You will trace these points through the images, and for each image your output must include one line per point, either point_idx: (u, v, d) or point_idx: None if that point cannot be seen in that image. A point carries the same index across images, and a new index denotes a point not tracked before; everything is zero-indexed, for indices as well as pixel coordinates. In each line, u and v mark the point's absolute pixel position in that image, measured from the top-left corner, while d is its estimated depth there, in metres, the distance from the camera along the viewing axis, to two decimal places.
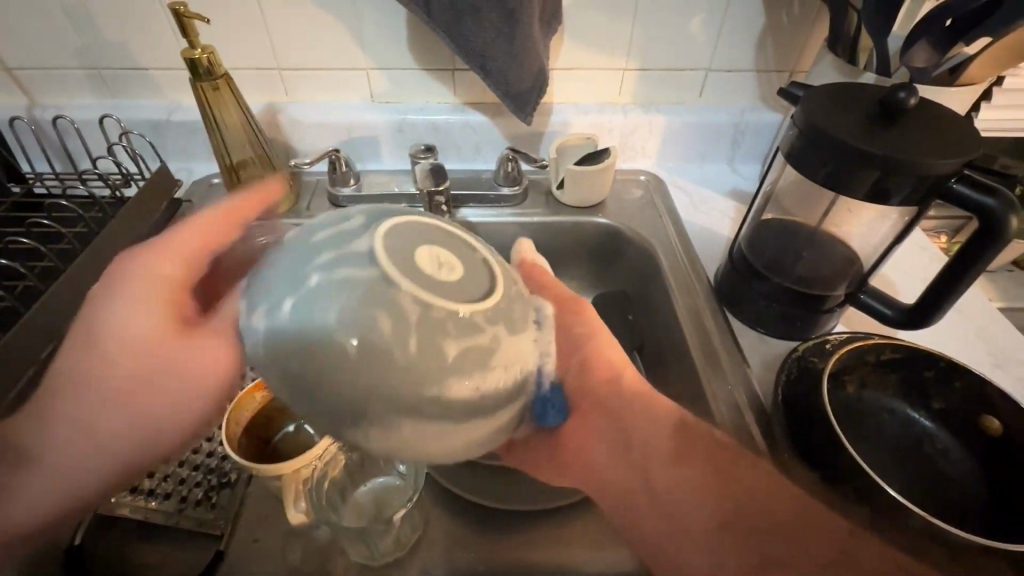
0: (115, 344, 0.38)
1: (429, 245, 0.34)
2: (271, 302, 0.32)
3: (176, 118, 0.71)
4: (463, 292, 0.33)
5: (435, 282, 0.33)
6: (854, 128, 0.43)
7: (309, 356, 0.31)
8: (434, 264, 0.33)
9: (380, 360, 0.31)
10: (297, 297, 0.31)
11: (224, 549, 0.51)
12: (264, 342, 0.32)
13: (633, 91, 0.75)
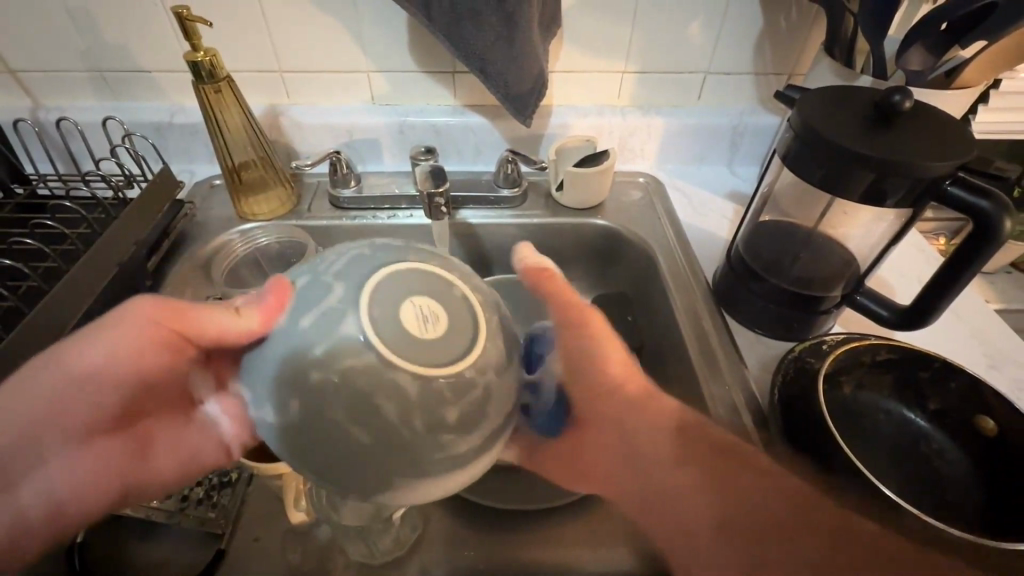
0: (75, 375, 0.42)
1: (411, 299, 0.36)
2: (274, 399, 0.34)
3: (178, 120, 0.71)
4: (448, 347, 0.35)
5: (422, 344, 0.34)
6: (850, 131, 0.43)
7: (320, 442, 0.34)
8: (418, 323, 0.35)
9: (380, 435, 0.33)
10: (300, 398, 0.34)
11: (225, 548, 0.52)
12: (278, 436, 0.35)
13: (631, 94, 0.75)
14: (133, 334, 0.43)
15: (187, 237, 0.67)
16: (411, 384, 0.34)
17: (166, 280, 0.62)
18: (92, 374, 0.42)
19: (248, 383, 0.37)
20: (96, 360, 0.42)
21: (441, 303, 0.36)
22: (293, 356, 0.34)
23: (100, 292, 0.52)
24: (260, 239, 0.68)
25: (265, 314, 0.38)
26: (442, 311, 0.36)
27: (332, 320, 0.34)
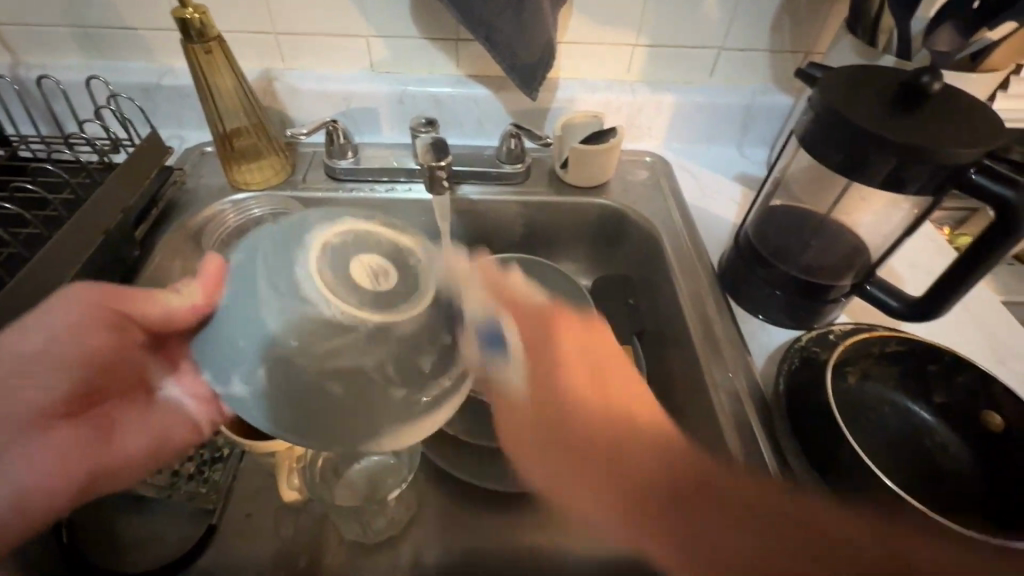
0: (24, 363, 0.41)
1: (358, 258, 0.38)
2: (245, 372, 0.36)
3: (167, 81, 0.68)
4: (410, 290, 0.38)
5: (367, 295, 0.37)
6: (874, 113, 0.42)
7: (309, 394, 0.35)
8: (368, 277, 0.37)
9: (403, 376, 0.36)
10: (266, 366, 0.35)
11: (216, 523, 0.52)
12: (253, 407, 0.36)
13: (642, 69, 0.72)
14: (76, 317, 0.43)
15: (177, 206, 0.65)
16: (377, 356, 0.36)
17: (154, 250, 0.60)
18: (40, 359, 0.41)
19: (213, 364, 0.37)
20: (41, 342, 0.41)
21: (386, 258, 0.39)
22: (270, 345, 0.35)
23: (84, 261, 0.50)
24: (254, 210, 0.66)
25: (205, 289, 0.42)
26: (395, 271, 0.39)
27: (309, 305, 0.35)
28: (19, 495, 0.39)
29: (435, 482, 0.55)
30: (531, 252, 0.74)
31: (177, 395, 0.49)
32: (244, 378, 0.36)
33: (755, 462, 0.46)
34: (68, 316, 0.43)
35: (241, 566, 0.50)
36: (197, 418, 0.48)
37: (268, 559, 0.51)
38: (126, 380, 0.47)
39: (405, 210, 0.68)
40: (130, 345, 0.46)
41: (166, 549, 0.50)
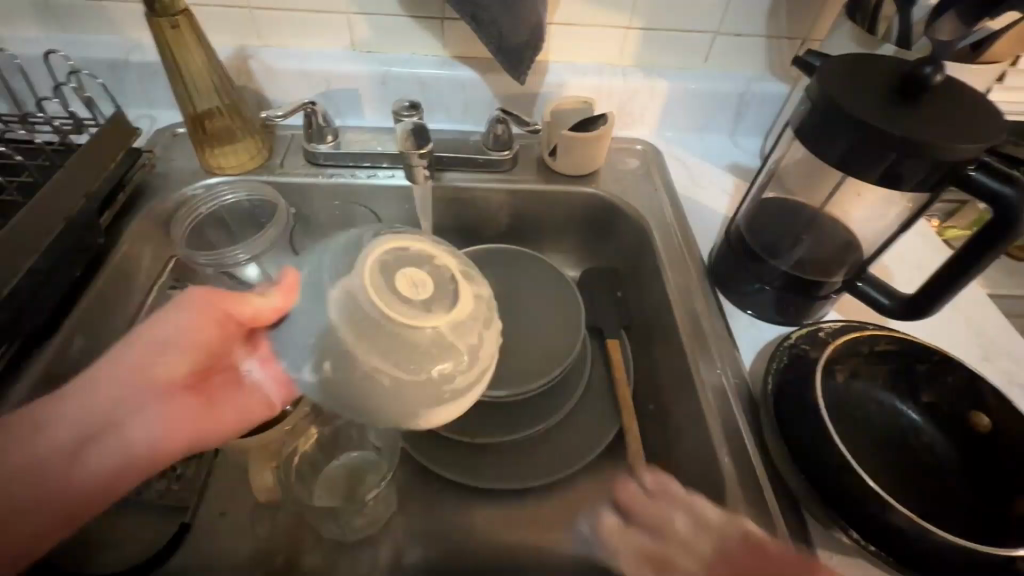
0: (145, 350, 0.42)
1: (400, 270, 0.39)
2: (311, 363, 0.38)
3: (134, 57, 0.64)
4: (448, 302, 0.38)
5: (415, 305, 0.37)
6: (873, 104, 0.40)
7: (362, 383, 0.36)
8: (410, 287, 0.38)
9: (425, 368, 0.36)
10: (331, 361, 0.37)
11: (190, 521, 0.50)
12: (317, 395, 0.39)
13: (634, 53, 0.70)
14: (187, 311, 0.43)
15: (146, 191, 0.62)
16: (424, 353, 0.36)
17: (121, 237, 0.57)
18: (162, 347, 0.42)
19: (285, 354, 0.40)
20: (161, 331, 0.43)
21: (429, 273, 0.40)
22: (321, 336, 0.37)
23: (43, 251, 0.48)
24: (225, 195, 0.62)
25: (284, 295, 0.42)
26: (432, 282, 0.39)
27: (359, 313, 0.36)
28: (113, 464, 0.39)
29: (418, 479, 0.54)
30: (518, 241, 0.71)
31: (265, 383, 0.46)
32: (312, 368, 0.38)
33: (742, 462, 0.45)
34: (186, 311, 0.43)
35: (216, 566, 0.48)
36: (275, 400, 0.47)
37: (245, 557, 0.49)
38: (232, 364, 0.46)
39: (388, 197, 0.66)
40: (241, 333, 0.45)
41: (137, 547, 0.48)
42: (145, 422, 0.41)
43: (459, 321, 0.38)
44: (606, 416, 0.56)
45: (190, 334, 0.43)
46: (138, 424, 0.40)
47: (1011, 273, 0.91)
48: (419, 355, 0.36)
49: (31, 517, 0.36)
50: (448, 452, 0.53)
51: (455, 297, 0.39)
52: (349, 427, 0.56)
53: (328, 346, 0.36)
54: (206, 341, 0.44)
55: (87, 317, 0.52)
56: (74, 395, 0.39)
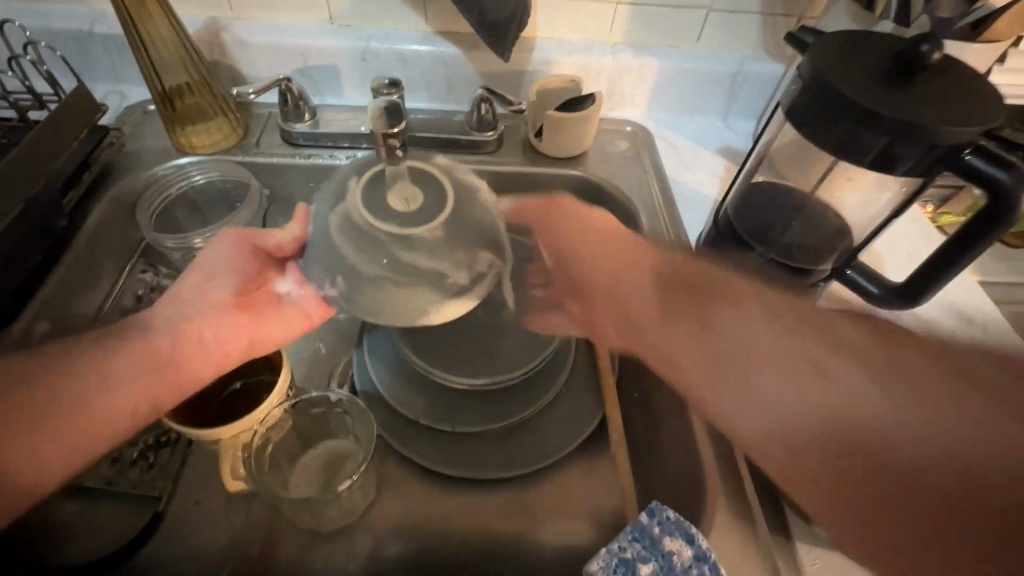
0: (200, 282, 0.50)
1: (392, 184, 0.39)
2: (330, 278, 0.41)
3: (100, 29, 0.61)
4: (435, 213, 0.38)
5: (405, 217, 0.38)
6: (866, 83, 0.38)
7: (373, 294, 0.39)
8: (400, 202, 0.38)
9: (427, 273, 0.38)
10: (343, 276, 0.40)
11: (163, 511, 0.49)
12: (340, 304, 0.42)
13: (625, 30, 0.67)
14: (222, 248, 0.50)
15: (115, 171, 0.59)
16: (421, 262, 0.38)
17: (87, 219, 0.55)
18: (211, 276, 0.50)
19: (311, 266, 0.44)
20: (206, 268, 0.50)
21: (420, 184, 0.39)
22: (333, 251, 0.40)
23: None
24: (195, 176, 0.60)
25: (299, 224, 0.47)
26: (422, 194, 0.39)
27: (358, 233, 0.38)
28: (202, 359, 0.48)
29: (397, 469, 0.52)
30: None
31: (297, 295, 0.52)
32: (331, 283, 0.41)
33: None
34: (223, 247, 0.50)
35: (189, 557, 0.47)
36: (310, 311, 0.53)
37: (217, 548, 0.48)
38: (266, 289, 0.52)
39: None
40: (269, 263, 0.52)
41: (108, 537, 0.47)
42: (217, 327, 0.49)
43: (447, 230, 0.38)
44: (590, 405, 0.55)
45: (227, 265, 0.50)
46: (214, 329, 0.49)
47: (1005, 261, 0.90)
48: (411, 261, 0.38)
49: (113, 407, 0.43)
50: (429, 441, 0.52)
51: (443, 207, 0.38)
52: (330, 416, 0.52)
53: (338, 261, 0.40)
54: (242, 270, 0.51)
55: (47, 303, 0.50)
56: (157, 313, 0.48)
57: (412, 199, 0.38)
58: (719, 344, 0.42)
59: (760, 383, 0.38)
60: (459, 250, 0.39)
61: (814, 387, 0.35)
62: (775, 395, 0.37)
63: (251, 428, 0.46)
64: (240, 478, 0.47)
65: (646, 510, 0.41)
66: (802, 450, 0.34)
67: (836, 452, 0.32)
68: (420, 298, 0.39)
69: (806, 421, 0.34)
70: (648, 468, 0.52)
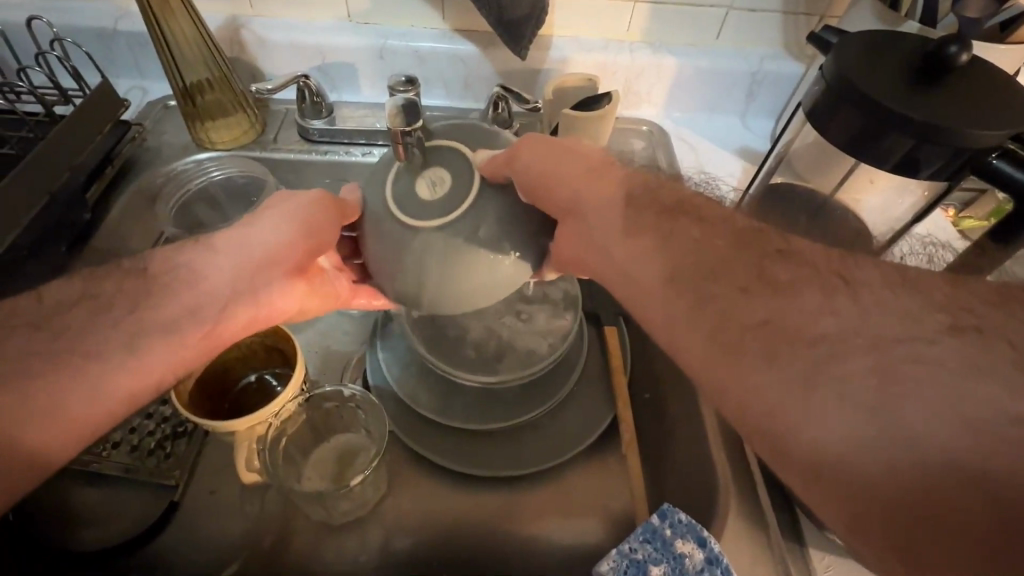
0: (264, 241, 0.44)
1: (420, 172, 0.39)
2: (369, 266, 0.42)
3: (123, 26, 0.62)
4: (462, 196, 0.38)
5: (429, 204, 0.38)
6: (892, 85, 0.37)
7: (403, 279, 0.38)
8: (427, 188, 0.38)
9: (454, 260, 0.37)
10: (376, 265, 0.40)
11: (179, 500, 0.50)
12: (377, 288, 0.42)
13: (643, 28, 0.67)
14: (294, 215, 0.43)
15: (137, 165, 0.60)
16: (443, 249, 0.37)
17: (109, 212, 0.56)
18: (273, 238, 0.43)
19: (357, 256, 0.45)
20: (269, 226, 0.43)
21: (449, 170, 0.39)
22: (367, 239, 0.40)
23: (22, 226, 0.47)
24: (213, 171, 0.60)
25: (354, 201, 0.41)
26: (450, 179, 0.38)
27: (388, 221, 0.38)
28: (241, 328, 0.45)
29: (409, 464, 0.53)
30: None
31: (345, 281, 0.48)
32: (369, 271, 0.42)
33: None
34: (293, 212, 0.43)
35: (204, 545, 0.48)
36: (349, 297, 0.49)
37: (231, 538, 0.49)
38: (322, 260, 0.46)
39: None
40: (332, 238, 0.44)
41: (125, 525, 0.48)
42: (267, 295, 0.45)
43: (478, 211, 0.37)
44: (602, 405, 0.55)
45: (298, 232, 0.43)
46: (262, 297, 0.45)
47: None
48: (451, 243, 0.37)
49: (146, 383, 0.40)
50: (440, 438, 0.53)
51: (469, 186, 0.38)
52: (343, 410, 0.52)
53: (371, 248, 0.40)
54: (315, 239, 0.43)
55: None
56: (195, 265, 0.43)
57: (437, 183, 0.38)
58: (755, 322, 0.32)
59: (823, 374, 0.29)
60: (496, 226, 0.38)
61: (899, 377, 0.29)
62: (835, 393, 0.29)
63: (266, 422, 0.46)
64: (255, 470, 0.47)
65: (658, 512, 0.41)
66: (867, 453, 0.27)
67: (912, 457, 0.27)
68: (444, 286, 0.38)
69: (874, 427, 0.28)
70: (659, 469, 0.51)
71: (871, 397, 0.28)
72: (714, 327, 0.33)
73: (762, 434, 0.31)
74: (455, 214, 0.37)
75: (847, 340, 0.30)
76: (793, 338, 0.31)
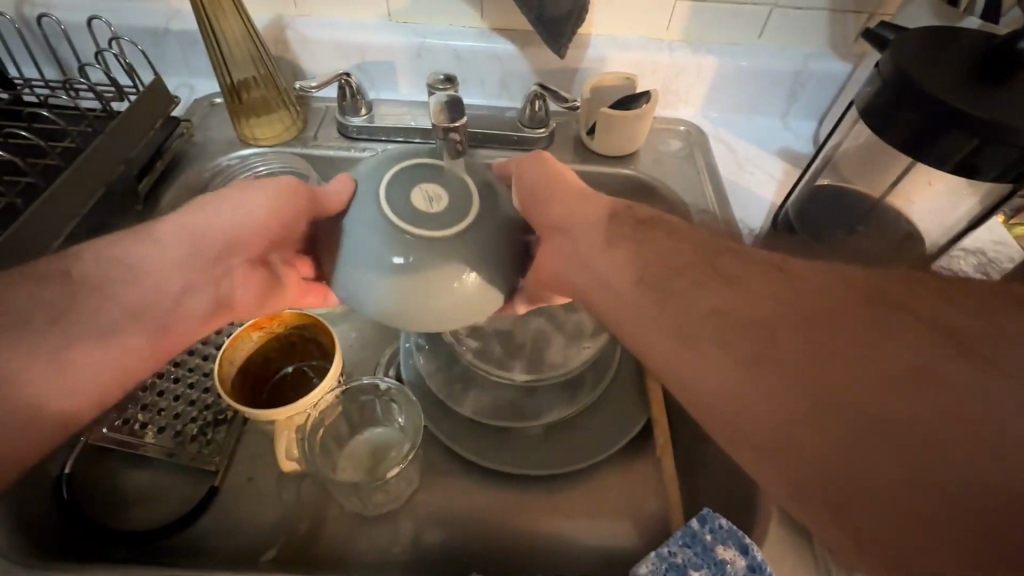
0: (234, 225, 0.44)
1: (418, 184, 0.37)
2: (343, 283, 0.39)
3: (175, 26, 0.64)
4: (460, 214, 0.37)
5: (429, 221, 0.36)
6: (955, 82, 0.36)
7: (397, 299, 0.37)
8: (426, 203, 0.37)
9: (446, 276, 0.36)
10: (355, 280, 0.38)
11: (218, 485, 0.51)
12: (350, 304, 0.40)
13: (683, 26, 0.66)
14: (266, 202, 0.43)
15: (185, 159, 0.62)
16: (444, 270, 0.36)
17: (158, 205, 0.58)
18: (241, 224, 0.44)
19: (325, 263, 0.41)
20: (239, 210, 0.44)
21: (446, 186, 0.37)
22: (351, 254, 0.37)
23: (81, 216, 0.49)
24: (258, 166, 0.62)
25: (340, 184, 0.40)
26: (448, 195, 0.37)
27: (383, 237, 0.36)
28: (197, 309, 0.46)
29: (441, 459, 0.53)
30: None
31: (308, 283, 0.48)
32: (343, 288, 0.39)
33: None
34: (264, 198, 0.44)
35: (242, 531, 0.49)
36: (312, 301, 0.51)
37: (268, 525, 0.50)
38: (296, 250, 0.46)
39: None
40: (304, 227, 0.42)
41: (167, 507, 0.50)
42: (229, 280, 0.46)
43: (472, 228, 0.37)
44: (636, 407, 0.54)
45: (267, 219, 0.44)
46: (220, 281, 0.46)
47: None
48: (445, 257, 0.36)
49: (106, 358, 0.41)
50: (474, 436, 0.53)
51: (469, 209, 0.37)
52: (378, 403, 0.53)
53: (353, 265, 0.37)
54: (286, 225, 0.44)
55: None
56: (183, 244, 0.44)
57: (433, 201, 0.37)
58: (708, 310, 0.31)
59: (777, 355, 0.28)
60: (490, 240, 0.38)
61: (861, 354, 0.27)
62: (780, 377, 0.27)
63: (305, 412, 0.47)
64: (292, 459, 0.48)
65: (697, 516, 0.40)
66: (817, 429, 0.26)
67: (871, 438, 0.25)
68: (434, 302, 0.37)
69: (825, 407, 0.26)
70: (695, 473, 0.51)
71: (826, 375, 0.26)
72: (673, 317, 0.32)
73: (721, 419, 0.29)
74: (453, 232, 0.36)
75: (797, 321, 0.29)
76: (748, 321, 0.30)
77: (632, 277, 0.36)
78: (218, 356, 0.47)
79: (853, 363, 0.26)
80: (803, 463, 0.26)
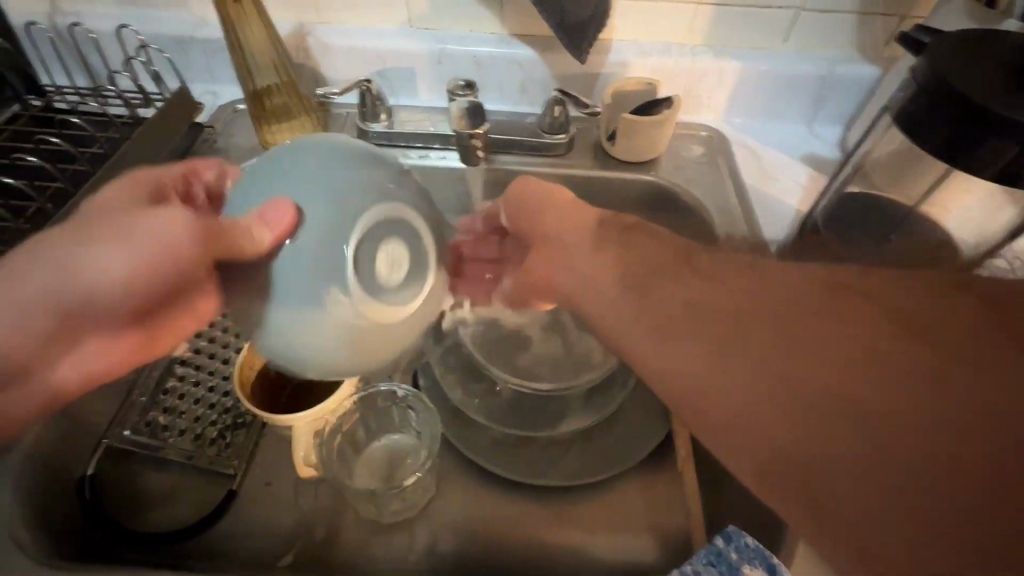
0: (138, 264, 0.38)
1: (384, 242, 0.34)
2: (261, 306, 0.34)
3: (200, 33, 0.65)
4: (417, 279, 0.37)
5: (384, 286, 0.35)
6: (995, 87, 0.35)
7: (326, 340, 0.34)
8: (387, 267, 0.35)
9: (385, 326, 0.35)
10: (281, 314, 0.34)
11: (237, 489, 0.51)
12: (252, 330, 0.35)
13: (707, 31, 0.65)
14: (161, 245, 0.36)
15: None
16: (380, 327, 0.35)
17: None
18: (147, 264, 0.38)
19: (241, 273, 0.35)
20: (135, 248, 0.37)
21: (410, 250, 0.36)
22: (280, 286, 0.33)
23: None
24: None
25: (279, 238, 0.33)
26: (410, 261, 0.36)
27: (330, 285, 0.33)
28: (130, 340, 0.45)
29: (457, 468, 0.52)
30: None
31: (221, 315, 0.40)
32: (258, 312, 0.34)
33: None
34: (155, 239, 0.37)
35: (259, 535, 0.49)
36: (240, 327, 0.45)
37: (284, 530, 0.50)
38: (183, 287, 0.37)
39: (441, 178, 0.65)
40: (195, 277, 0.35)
41: (187, 509, 0.50)
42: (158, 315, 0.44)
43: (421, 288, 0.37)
44: (657, 418, 0.53)
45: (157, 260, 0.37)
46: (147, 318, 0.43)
47: None
48: (383, 319, 0.35)
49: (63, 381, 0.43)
50: (491, 445, 0.52)
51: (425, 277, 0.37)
52: (395, 410, 0.53)
53: (285, 301, 0.33)
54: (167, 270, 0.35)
55: None
56: (157, 251, 0.38)
57: (393, 266, 0.35)
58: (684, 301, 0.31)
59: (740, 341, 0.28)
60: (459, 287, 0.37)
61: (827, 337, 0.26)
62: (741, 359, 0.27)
63: (323, 418, 0.47)
64: (309, 465, 0.48)
65: (723, 534, 0.39)
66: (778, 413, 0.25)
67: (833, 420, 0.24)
68: (367, 350, 0.35)
69: (789, 392, 0.25)
70: (718, 486, 0.49)
71: (791, 359, 0.26)
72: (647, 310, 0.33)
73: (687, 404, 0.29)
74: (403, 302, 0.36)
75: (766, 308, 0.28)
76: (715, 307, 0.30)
77: (618, 278, 0.36)
78: (237, 361, 0.48)
79: (815, 353, 0.26)
80: (776, 457, 0.25)
